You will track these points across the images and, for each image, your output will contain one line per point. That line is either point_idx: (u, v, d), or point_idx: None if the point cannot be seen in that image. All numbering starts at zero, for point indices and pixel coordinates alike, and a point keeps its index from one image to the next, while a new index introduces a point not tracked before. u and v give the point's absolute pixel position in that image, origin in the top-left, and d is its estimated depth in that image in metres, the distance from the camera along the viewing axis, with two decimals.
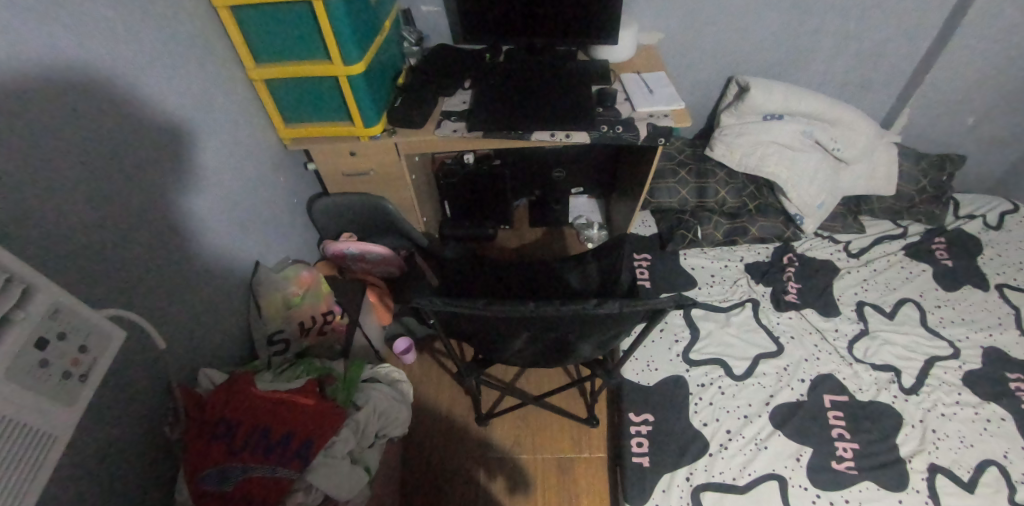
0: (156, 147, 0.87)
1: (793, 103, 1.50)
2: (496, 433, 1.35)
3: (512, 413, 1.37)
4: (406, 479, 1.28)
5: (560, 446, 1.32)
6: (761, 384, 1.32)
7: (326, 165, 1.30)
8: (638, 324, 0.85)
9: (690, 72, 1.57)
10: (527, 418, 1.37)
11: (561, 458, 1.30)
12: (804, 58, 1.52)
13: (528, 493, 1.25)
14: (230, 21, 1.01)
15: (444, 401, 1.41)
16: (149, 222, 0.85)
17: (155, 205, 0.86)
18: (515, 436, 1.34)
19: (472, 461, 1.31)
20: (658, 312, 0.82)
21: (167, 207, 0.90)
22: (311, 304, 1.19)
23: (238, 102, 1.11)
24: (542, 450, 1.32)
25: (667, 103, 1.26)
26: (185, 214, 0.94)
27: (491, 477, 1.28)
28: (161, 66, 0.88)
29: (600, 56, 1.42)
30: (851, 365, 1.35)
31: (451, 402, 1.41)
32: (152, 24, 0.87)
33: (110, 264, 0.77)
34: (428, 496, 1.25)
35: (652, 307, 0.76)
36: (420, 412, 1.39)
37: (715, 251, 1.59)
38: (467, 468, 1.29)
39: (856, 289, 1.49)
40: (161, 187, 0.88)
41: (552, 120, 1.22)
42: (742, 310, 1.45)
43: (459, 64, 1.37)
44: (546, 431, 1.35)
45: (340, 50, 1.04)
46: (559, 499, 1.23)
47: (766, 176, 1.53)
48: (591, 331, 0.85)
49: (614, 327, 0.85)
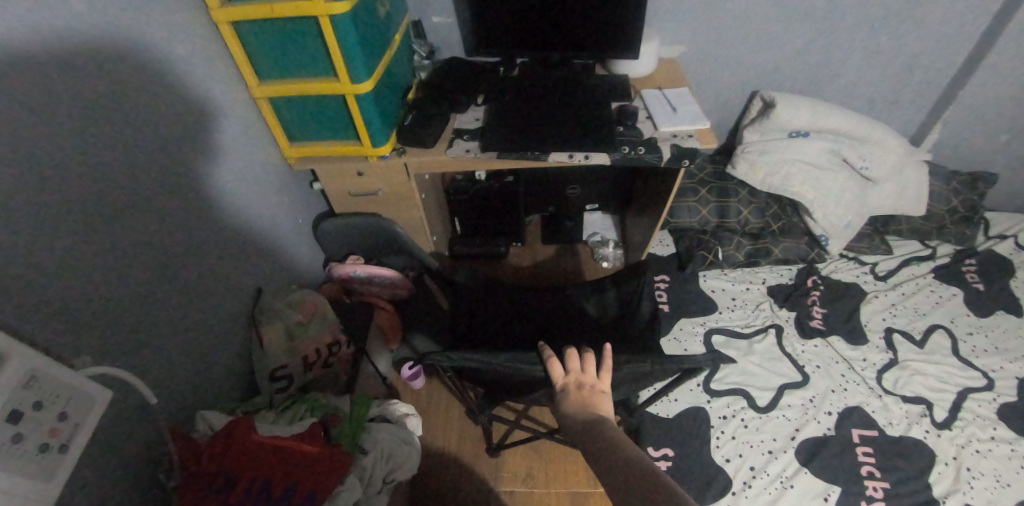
0: (150, 174, 0.81)
1: (821, 119, 1.43)
2: (510, 464, 1.29)
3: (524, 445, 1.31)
4: None
5: (574, 478, 1.27)
6: (786, 416, 1.26)
7: (332, 185, 1.25)
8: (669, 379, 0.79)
9: (712, 87, 1.51)
10: (544, 450, 1.31)
11: (575, 492, 1.25)
12: (831, 74, 1.46)
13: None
14: (230, 38, 0.95)
15: (457, 429, 1.36)
16: (143, 255, 0.79)
17: (148, 237, 0.81)
18: (526, 468, 1.29)
19: (481, 495, 1.25)
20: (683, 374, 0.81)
21: (162, 238, 0.84)
22: (317, 334, 1.10)
23: (239, 121, 1.05)
24: (556, 484, 1.26)
25: (692, 122, 1.20)
26: (182, 244, 0.89)
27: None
28: (155, 87, 0.82)
29: (619, 71, 1.35)
30: (880, 398, 1.28)
31: (461, 431, 1.35)
32: (147, 42, 0.81)
33: (103, 308, 0.71)
34: None
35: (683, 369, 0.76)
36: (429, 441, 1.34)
37: (736, 273, 1.53)
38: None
39: (884, 315, 1.43)
40: (154, 217, 0.82)
41: (570, 141, 1.16)
42: (765, 337, 1.39)
43: (472, 78, 1.32)
44: (560, 463, 1.29)
45: (348, 69, 0.97)
46: None
47: (791, 195, 1.46)
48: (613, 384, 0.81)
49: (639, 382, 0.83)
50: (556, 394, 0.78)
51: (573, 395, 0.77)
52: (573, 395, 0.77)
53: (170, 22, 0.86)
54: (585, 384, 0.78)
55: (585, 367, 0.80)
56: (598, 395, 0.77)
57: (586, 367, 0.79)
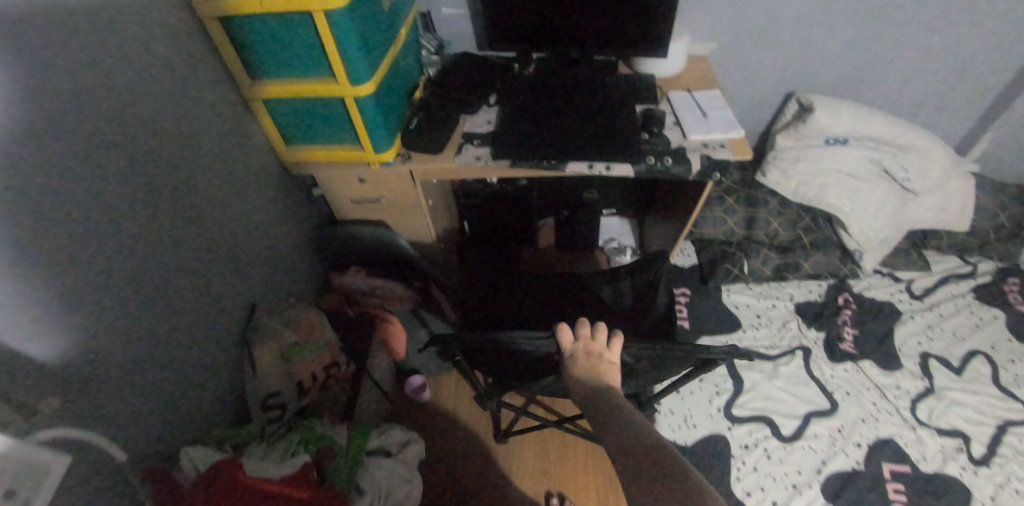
0: (118, 188, 0.73)
1: (862, 126, 1.31)
2: (520, 456, 1.27)
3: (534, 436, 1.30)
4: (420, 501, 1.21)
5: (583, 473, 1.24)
6: (812, 447, 1.18)
7: (333, 191, 1.16)
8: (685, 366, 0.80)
9: (744, 87, 1.39)
10: (555, 441, 1.29)
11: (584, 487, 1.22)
12: (874, 76, 1.34)
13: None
14: (219, 33, 0.87)
15: (469, 420, 1.34)
16: (111, 280, 0.72)
17: (120, 259, 0.73)
18: (536, 459, 1.27)
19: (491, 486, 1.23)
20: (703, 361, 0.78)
21: (136, 259, 0.76)
22: (315, 356, 1.02)
23: (228, 124, 0.97)
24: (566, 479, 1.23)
25: (724, 130, 1.09)
26: (162, 264, 0.81)
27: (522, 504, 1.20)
28: (126, 91, 0.74)
29: (645, 70, 1.25)
30: (913, 430, 1.20)
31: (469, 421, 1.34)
32: (114, 41, 0.72)
33: (52, 342, 0.64)
34: None
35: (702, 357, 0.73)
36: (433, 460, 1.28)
37: (762, 287, 1.44)
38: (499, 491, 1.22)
39: (919, 338, 1.34)
40: (126, 237, 0.74)
41: (591, 149, 1.06)
42: (792, 359, 1.30)
43: (485, 76, 1.22)
44: (569, 457, 1.26)
45: (347, 69, 0.88)
46: None
47: (825, 207, 1.36)
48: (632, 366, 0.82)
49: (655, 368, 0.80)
50: (565, 362, 0.77)
51: (580, 364, 0.75)
52: (581, 363, 0.75)
53: (144, 16, 0.77)
54: (594, 352, 0.76)
55: (595, 336, 0.77)
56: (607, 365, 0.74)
57: (596, 335, 0.77)
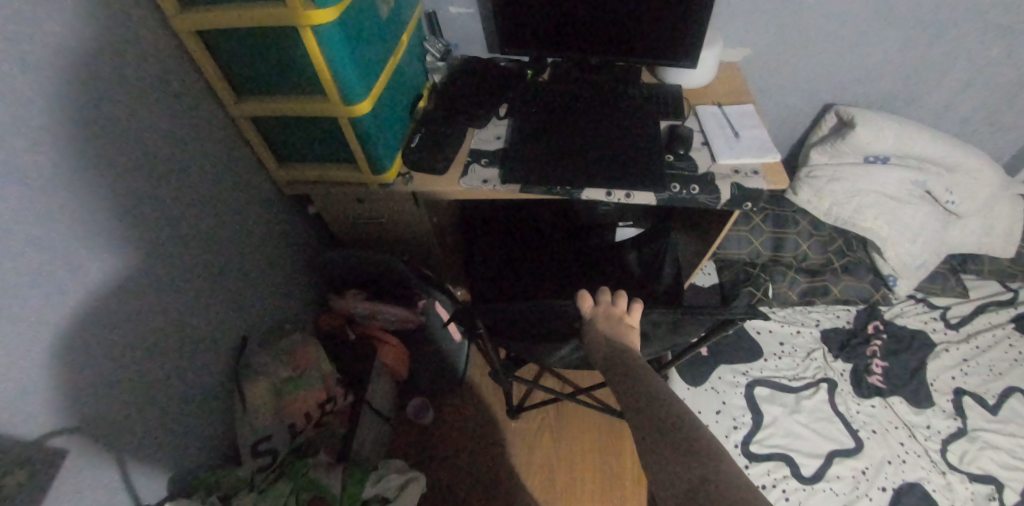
0: (78, 231, 0.65)
1: (906, 144, 1.20)
2: (532, 430, 1.29)
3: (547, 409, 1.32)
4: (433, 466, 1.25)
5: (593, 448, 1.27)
6: (833, 490, 1.11)
7: (331, 210, 1.09)
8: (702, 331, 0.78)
9: (777, 98, 1.28)
10: (567, 416, 1.31)
11: (594, 460, 1.25)
12: (923, 87, 1.21)
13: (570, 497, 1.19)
14: (198, 50, 0.78)
15: (482, 394, 1.36)
16: (74, 335, 0.65)
17: (88, 310, 0.66)
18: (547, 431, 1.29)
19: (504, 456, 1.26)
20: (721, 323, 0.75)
21: (105, 307, 0.69)
22: (309, 391, 0.96)
23: (211, 144, 0.88)
24: (576, 453, 1.26)
25: (758, 154, 0.99)
26: (139, 307, 0.75)
27: (526, 477, 1.23)
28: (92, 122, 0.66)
29: (671, 80, 1.14)
30: (943, 474, 1.12)
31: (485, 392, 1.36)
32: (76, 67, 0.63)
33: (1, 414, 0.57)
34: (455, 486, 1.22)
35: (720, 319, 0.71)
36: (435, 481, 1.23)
37: (786, 312, 1.36)
38: (505, 465, 1.25)
39: (954, 373, 1.25)
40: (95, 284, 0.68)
41: (610, 174, 0.96)
42: (816, 393, 1.23)
43: (494, 84, 1.11)
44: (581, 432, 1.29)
45: (338, 88, 0.79)
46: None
47: (861, 230, 1.26)
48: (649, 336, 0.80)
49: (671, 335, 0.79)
50: (585, 327, 0.73)
51: (601, 325, 0.71)
52: (602, 325, 0.71)
53: (111, 32, 0.68)
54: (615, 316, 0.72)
55: (615, 300, 0.74)
56: (626, 327, 0.70)
57: (616, 299, 0.73)
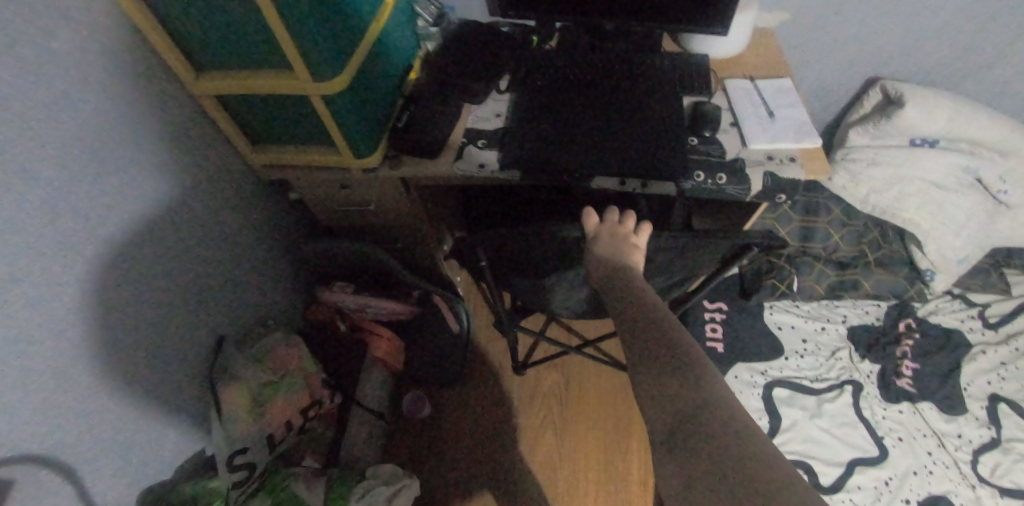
0: (18, 234, 0.56)
1: (959, 126, 1.07)
2: (534, 388, 1.27)
3: (550, 364, 1.29)
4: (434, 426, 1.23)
5: (597, 407, 1.24)
6: (853, 501, 1.03)
7: (313, 194, 0.98)
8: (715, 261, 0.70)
9: (815, 69, 1.13)
10: (570, 376, 1.28)
11: (598, 418, 1.22)
12: (985, 60, 1.07)
13: (570, 461, 1.17)
14: (142, 17, 0.65)
15: (485, 347, 1.33)
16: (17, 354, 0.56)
17: (24, 325, 0.57)
18: (549, 389, 1.27)
19: (506, 410, 1.24)
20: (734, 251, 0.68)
21: (50, 322, 0.60)
22: (291, 395, 0.90)
23: (168, 122, 0.77)
24: (579, 409, 1.23)
25: (796, 138, 0.86)
26: (97, 313, 0.66)
27: (526, 441, 1.20)
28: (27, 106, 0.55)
29: (697, 48, 1.00)
30: (972, 488, 1.04)
31: (489, 343, 1.33)
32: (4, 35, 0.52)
33: None
34: (456, 441, 1.20)
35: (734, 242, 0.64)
36: (430, 459, 1.18)
37: (810, 307, 1.26)
38: (505, 427, 1.22)
39: (990, 378, 1.15)
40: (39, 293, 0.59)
41: (624, 159, 0.84)
42: (839, 396, 1.14)
43: (493, 52, 0.98)
44: (584, 389, 1.26)
45: (307, 61, 0.68)
46: (598, 466, 1.16)
47: (900, 220, 1.15)
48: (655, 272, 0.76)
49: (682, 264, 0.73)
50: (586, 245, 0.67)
51: (606, 242, 0.64)
52: (603, 242, 0.64)
53: None
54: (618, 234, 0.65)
55: (622, 219, 0.67)
56: (630, 246, 0.63)
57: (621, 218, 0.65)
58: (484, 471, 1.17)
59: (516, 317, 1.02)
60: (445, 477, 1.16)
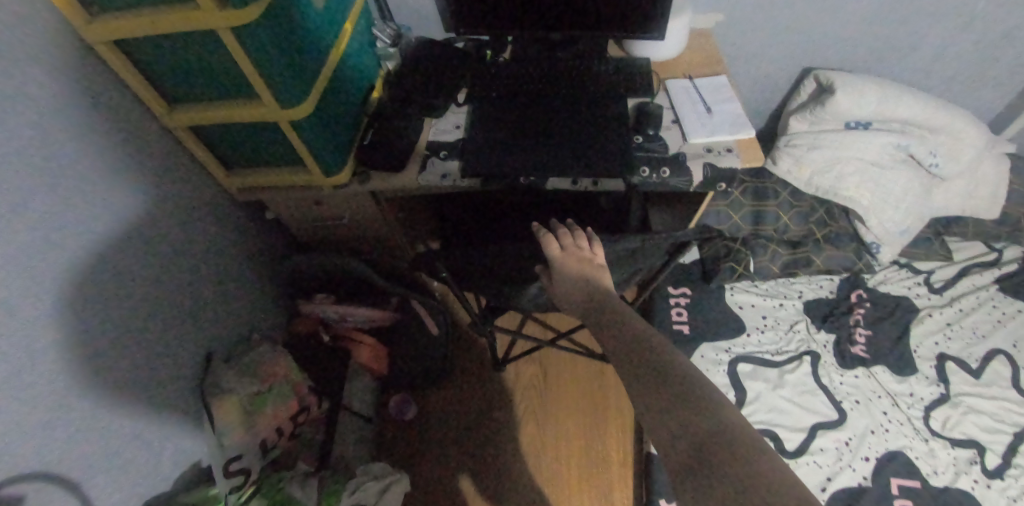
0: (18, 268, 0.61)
1: (890, 107, 1.15)
2: (514, 382, 1.33)
3: (528, 358, 1.36)
4: (421, 430, 1.27)
5: (576, 396, 1.30)
6: (817, 463, 1.11)
7: (288, 213, 1.04)
8: (659, 260, 0.77)
9: (753, 64, 1.22)
10: (548, 369, 1.34)
11: (579, 408, 1.28)
12: (907, 46, 1.16)
13: (552, 454, 1.22)
14: (119, 62, 0.70)
15: (466, 347, 1.39)
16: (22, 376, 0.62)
17: (29, 349, 0.62)
18: (529, 382, 1.33)
19: (488, 406, 1.30)
20: (676, 247, 0.74)
21: (52, 345, 0.66)
22: (280, 403, 0.95)
23: (146, 153, 0.82)
24: (559, 399, 1.30)
25: (732, 131, 0.94)
26: (92, 335, 0.71)
27: (511, 436, 1.25)
28: (20, 150, 0.61)
29: (639, 52, 1.07)
30: (926, 441, 1.12)
31: (467, 342, 1.40)
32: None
33: None
34: (444, 443, 1.25)
35: (672, 241, 0.70)
36: (420, 462, 1.23)
37: (768, 285, 1.34)
38: (490, 425, 1.27)
39: (937, 339, 1.24)
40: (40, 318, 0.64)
41: (575, 162, 0.91)
42: (798, 366, 1.21)
43: (449, 68, 1.05)
44: (563, 379, 1.33)
45: (274, 92, 0.73)
46: (582, 458, 1.22)
47: (842, 199, 1.22)
48: (612, 272, 0.80)
49: (631, 265, 0.78)
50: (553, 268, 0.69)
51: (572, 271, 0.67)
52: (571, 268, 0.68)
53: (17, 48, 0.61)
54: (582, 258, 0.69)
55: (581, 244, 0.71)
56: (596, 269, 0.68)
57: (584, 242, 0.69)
58: (471, 469, 1.22)
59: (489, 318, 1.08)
60: (434, 480, 1.21)
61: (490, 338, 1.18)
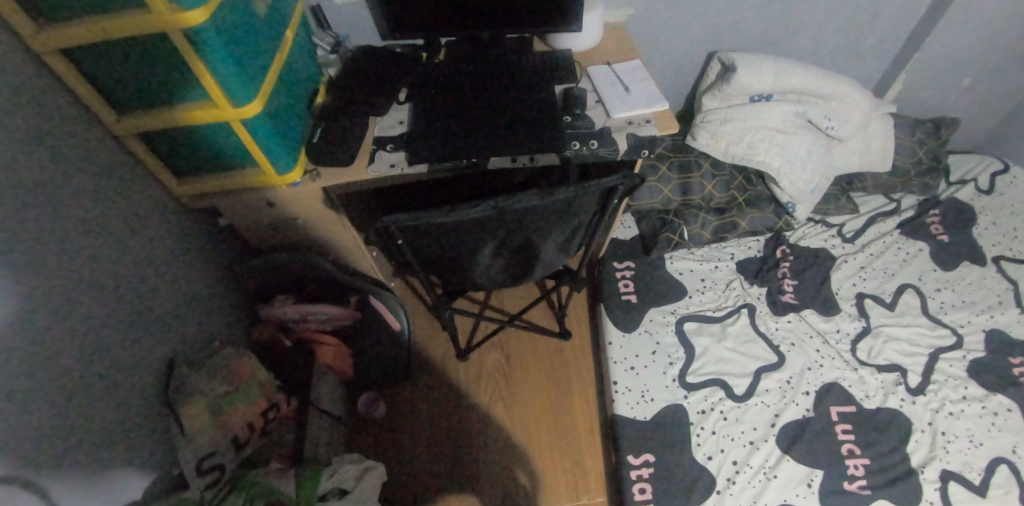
0: None
1: (785, 80, 1.31)
2: (481, 368, 1.38)
3: (490, 343, 1.41)
4: (394, 426, 1.29)
5: (541, 373, 1.36)
6: (764, 402, 1.21)
7: (242, 217, 1.08)
8: (592, 211, 0.86)
9: (664, 53, 1.37)
10: (510, 351, 1.40)
11: (545, 383, 1.35)
12: (793, 28, 1.34)
13: (524, 431, 1.27)
14: (65, 69, 0.75)
15: (430, 340, 1.43)
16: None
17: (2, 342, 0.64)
18: (494, 366, 1.38)
19: (457, 394, 1.34)
20: (607, 195, 0.83)
21: (23, 340, 0.67)
22: (249, 402, 0.96)
23: (96, 162, 0.85)
24: (526, 379, 1.35)
25: (648, 104, 1.06)
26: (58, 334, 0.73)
27: (482, 419, 1.30)
28: None
29: (561, 45, 1.19)
30: (856, 371, 1.25)
31: (430, 336, 1.43)
32: None
33: None
34: (417, 435, 1.28)
35: (601, 188, 0.77)
36: (396, 456, 1.25)
37: (704, 251, 1.46)
38: (460, 411, 1.31)
39: (854, 280, 1.38)
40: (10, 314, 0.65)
41: (512, 142, 0.99)
42: (738, 318, 1.33)
43: (388, 71, 1.12)
44: (527, 359, 1.39)
45: (224, 91, 0.78)
46: (554, 431, 1.27)
47: (756, 164, 1.36)
48: (554, 229, 0.88)
49: (568, 220, 0.86)
50: None
51: None
52: None
53: None
54: None
55: None
56: None
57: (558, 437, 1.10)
58: (447, 458, 1.24)
59: (448, 300, 1.13)
60: (412, 473, 1.22)
61: (451, 323, 1.23)
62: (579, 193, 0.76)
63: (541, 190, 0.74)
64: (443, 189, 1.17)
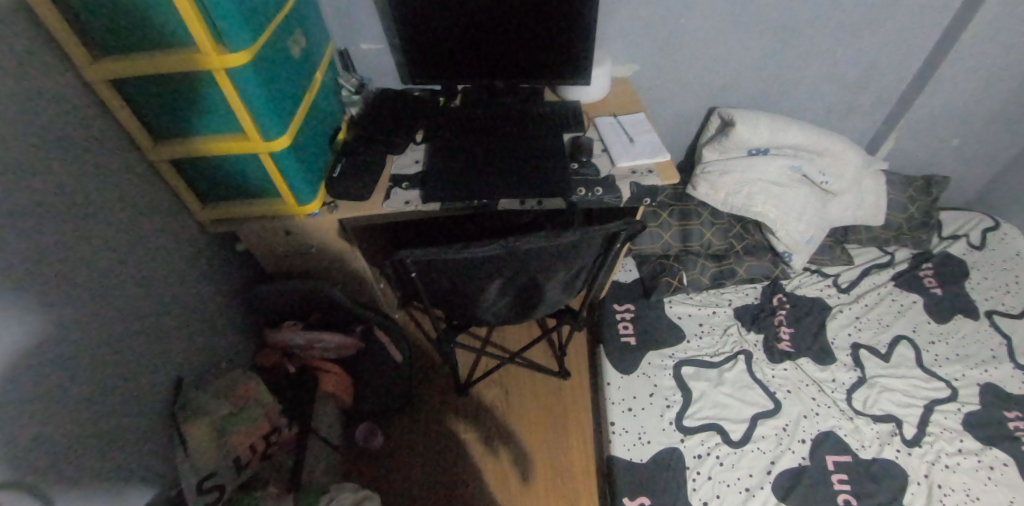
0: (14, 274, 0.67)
1: (781, 135, 1.38)
2: (479, 402, 1.39)
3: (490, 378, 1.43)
4: (390, 457, 1.29)
5: (538, 412, 1.37)
6: (761, 449, 1.21)
7: (259, 244, 1.13)
8: (595, 254, 0.90)
9: (668, 106, 1.46)
10: (509, 387, 1.42)
11: (543, 421, 1.36)
12: (789, 87, 1.42)
13: (520, 468, 1.28)
14: (111, 96, 0.81)
15: (430, 372, 1.45)
16: (18, 377, 0.67)
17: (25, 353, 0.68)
18: (493, 400, 1.40)
19: (455, 427, 1.35)
20: (610, 238, 0.87)
21: (46, 352, 0.71)
22: (252, 423, 0.98)
23: (128, 188, 0.91)
24: (524, 415, 1.37)
25: (651, 155, 1.12)
26: (78, 348, 0.77)
27: (479, 453, 1.30)
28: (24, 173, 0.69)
29: (571, 97, 1.27)
30: (851, 420, 1.26)
31: (429, 368, 1.46)
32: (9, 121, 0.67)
33: None
34: (413, 467, 1.28)
35: (605, 233, 0.82)
36: (391, 488, 1.24)
37: (702, 296, 1.50)
38: (458, 445, 1.32)
39: (849, 330, 1.41)
40: (37, 327, 0.70)
41: (521, 185, 1.04)
42: (735, 364, 1.35)
43: (407, 113, 1.19)
44: (526, 395, 1.40)
45: (257, 126, 0.84)
46: (550, 469, 1.27)
47: (754, 215, 1.41)
48: (558, 270, 0.92)
49: (572, 262, 0.91)
50: None
51: None
52: None
53: (34, 94, 0.72)
54: None
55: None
56: None
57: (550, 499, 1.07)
58: (442, 491, 1.24)
59: (451, 334, 1.16)
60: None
61: (452, 356, 1.25)
62: (583, 237, 0.81)
63: (549, 233, 0.78)
64: (452, 228, 1.22)
